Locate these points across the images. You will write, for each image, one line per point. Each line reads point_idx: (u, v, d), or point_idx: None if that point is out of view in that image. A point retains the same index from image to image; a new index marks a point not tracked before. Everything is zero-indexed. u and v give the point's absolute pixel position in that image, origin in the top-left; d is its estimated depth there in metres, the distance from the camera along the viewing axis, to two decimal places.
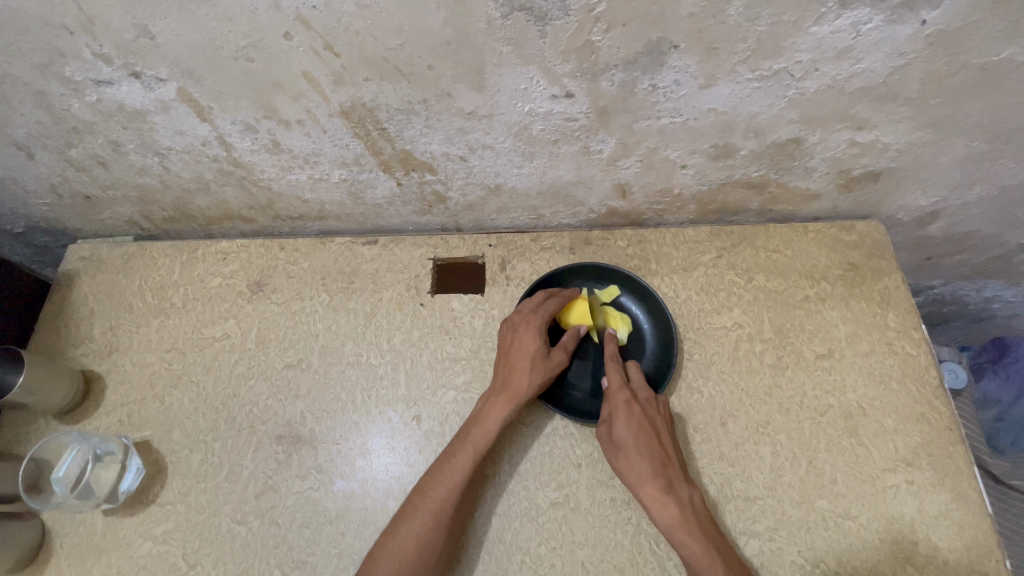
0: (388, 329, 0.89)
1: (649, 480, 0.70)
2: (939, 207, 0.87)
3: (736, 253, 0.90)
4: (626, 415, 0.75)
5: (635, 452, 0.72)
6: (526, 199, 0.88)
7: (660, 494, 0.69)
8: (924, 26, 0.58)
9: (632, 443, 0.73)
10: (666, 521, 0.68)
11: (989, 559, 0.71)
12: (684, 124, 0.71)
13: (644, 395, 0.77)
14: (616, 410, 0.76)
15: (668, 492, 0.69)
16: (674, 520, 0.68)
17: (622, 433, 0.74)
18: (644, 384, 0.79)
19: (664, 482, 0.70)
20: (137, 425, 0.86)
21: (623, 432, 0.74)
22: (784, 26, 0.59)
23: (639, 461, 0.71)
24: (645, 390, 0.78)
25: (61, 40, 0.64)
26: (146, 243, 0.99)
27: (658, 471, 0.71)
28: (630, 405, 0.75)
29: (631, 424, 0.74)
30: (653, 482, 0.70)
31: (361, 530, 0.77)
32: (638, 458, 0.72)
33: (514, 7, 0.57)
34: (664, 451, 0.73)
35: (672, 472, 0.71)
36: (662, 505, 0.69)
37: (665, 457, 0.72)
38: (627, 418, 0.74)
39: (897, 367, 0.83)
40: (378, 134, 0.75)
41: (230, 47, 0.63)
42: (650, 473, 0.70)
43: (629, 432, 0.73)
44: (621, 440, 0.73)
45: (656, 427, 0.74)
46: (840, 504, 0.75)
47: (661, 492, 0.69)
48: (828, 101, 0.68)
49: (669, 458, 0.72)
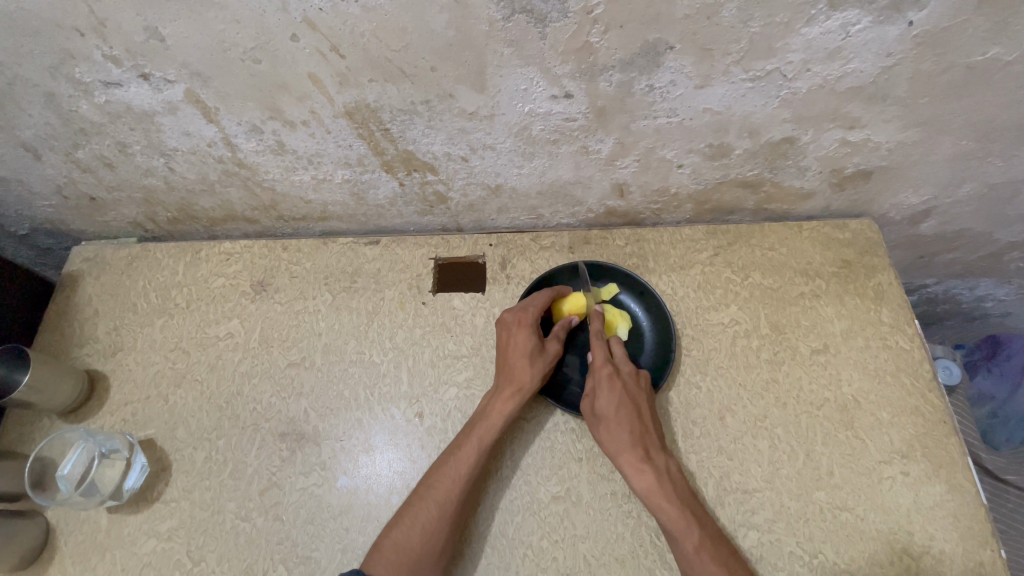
0: (390, 327, 0.90)
1: (628, 450, 0.72)
2: (930, 205, 0.89)
3: (732, 251, 0.92)
4: (608, 388, 0.77)
5: (616, 424, 0.74)
6: (526, 199, 0.89)
7: (638, 463, 0.71)
8: (911, 26, 0.60)
9: (612, 414, 0.74)
10: (644, 487, 0.70)
11: (984, 549, 0.72)
12: (681, 123, 0.73)
13: (626, 369, 0.79)
14: (600, 384, 0.77)
15: (646, 461, 0.71)
16: (651, 487, 0.70)
17: (603, 405, 0.76)
18: (627, 359, 0.80)
19: (642, 452, 0.72)
20: (141, 423, 0.87)
21: (604, 405, 0.75)
22: (775, 27, 0.61)
23: (618, 432, 0.73)
24: (628, 365, 0.79)
25: (72, 42, 0.65)
26: (150, 244, 1.00)
27: (637, 441, 0.73)
28: (612, 378, 0.77)
29: (612, 397, 0.76)
30: (632, 451, 0.72)
31: (364, 525, 0.78)
32: (617, 429, 0.73)
33: (514, 9, 0.59)
34: (643, 422, 0.74)
35: (651, 441, 0.73)
36: (639, 473, 0.71)
37: (644, 428, 0.74)
38: (608, 391, 0.76)
39: (891, 362, 0.84)
40: (381, 135, 0.77)
41: (238, 49, 0.65)
42: (629, 443, 0.72)
43: (610, 405, 0.75)
44: (602, 412, 0.75)
45: (636, 400, 0.76)
46: (837, 495, 0.77)
47: (639, 460, 0.71)
48: (820, 100, 0.70)
49: (648, 429, 0.74)
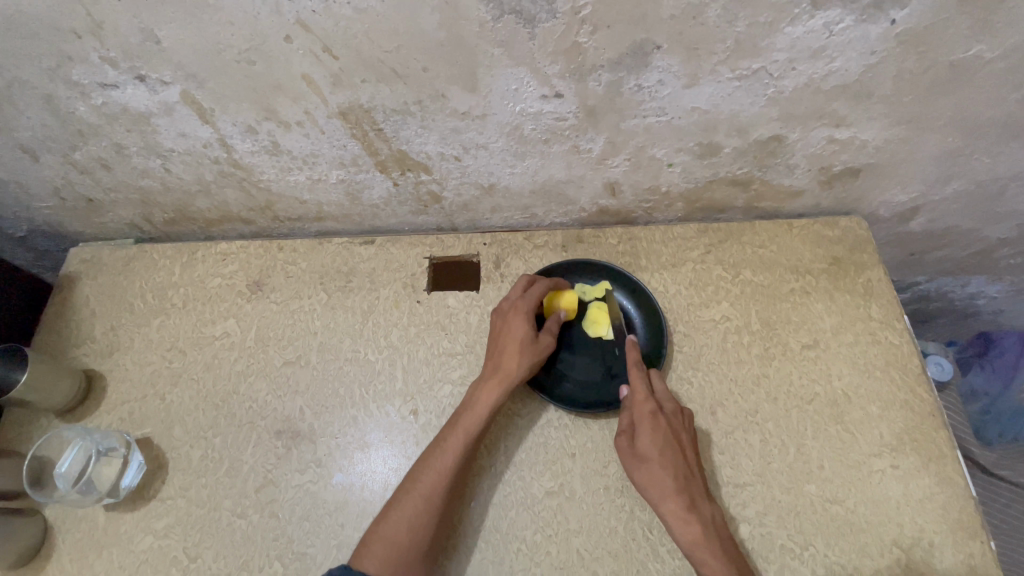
0: (385, 326, 0.91)
1: (672, 497, 0.71)
2: (918, 202, 0.90)
3: (723, 249, 0.93)
4: (652, 427, 0.75)
5: (660, 467, 0.72)
6: (519, 198, 0.90)
7: (683, 512, 0.70)
8: (893, 25, 0.61)
9: (656, 456, 0.73)
10: (688, 537, 0.69)
11: (973, 541, 0.73)
12: (670, 122, 0.74)
13: (669, 408, 0.78)
14: (641, 422, 0.76)
15: (692, 510, 0.70)
16: (695, 538, 0.69)
17: (647, 446, 0.74)
18: (668, 397, 0.79)
19: (688, 500, 0.71)
20: (138, 422, 0.88)
21: (648, 444, 0.74)
22: (760, 27, 0.62)
23: (663, 476, 0.72)
24: (671, 404, 0.79)
25: (69, 44, 0.66)
26: (147, 245, 1.01)
27: (683, 488, 0.71)
28: (656, 418, 0.76)
29: (657, 437, 0.74)
30: (677, 498, 0.70)
31: (359, 521, 0.78)
32: (662, 473, 0.72)
33: (504, 10, 0.60)
34: (689, 468, 0.73)
35: (696, 490, 0.72)
36: (685, 523, 0.69)
37: (690, 475, 0.73)
38: (652, 431, 0.75)
39: (881, 357, 0.85)
40: (375, 135, 0.78)
41: (232, 50, 0.66)
42: (674, 489, 0.71)
43: (654, 446, 0.74)
44: (645, 452, 0.74)
45: (681, 443, 0.75)
46: (828, 489, 0.77)
47: (685, 509, 0.70)
48: (806, 99, 0.71)
49: (694, 476, 0.73)
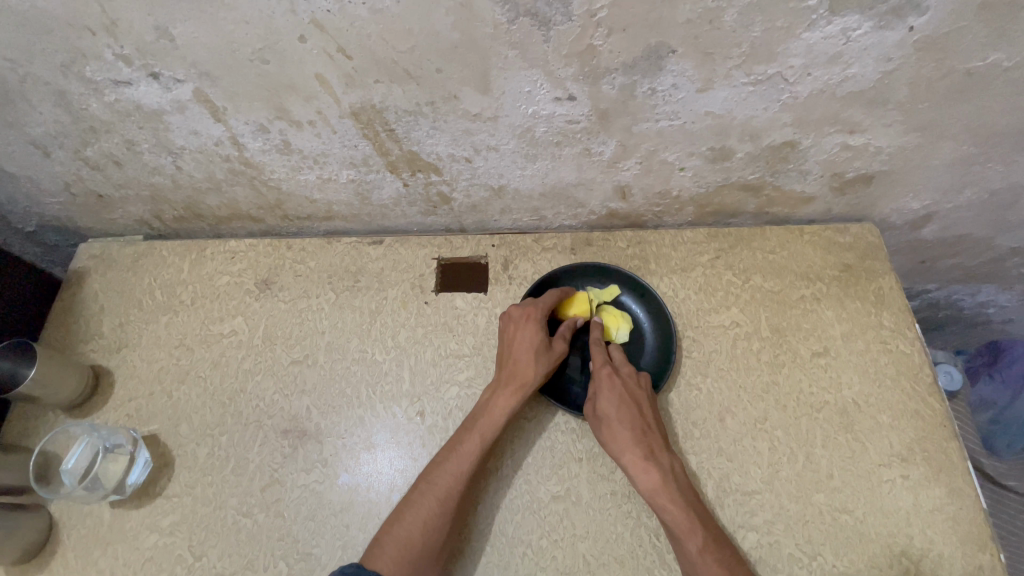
0: (393, 326, 0.91)
1: (630, 449, 0.73)
2: (931, 210, 0.89)
3: (733, 254, 0.92)
4: (608, 388, 0.78)
5: (618, 423, 0.75)
6: (529, 200, 0.90)
7: (642, 461, 0.72)
8: (911, 32, 0.61)
9: (614, 414, 0.75)
10: (647, 486, 0.71)
11: (983, 553, 0.72)
12: (682, 126, 0.74)
13: (626, 370, 0.81)
14: (600, 384, 0.79)
15: (650, 459, 0.72)
16: (656, 486, 0.70)
17: (606, 406, 0.77)
18: (626, 362, 0.82)
19: (645, 450, 0.73)
20: (144, 419, 0.88)
21: (606, 404, 0.77)
22: (777, 31, 0.61)
23: (621, 431, 0.74)
24: (627, 366, 0.82)
25: (83, 41, 0.66)
26: (156, 242, 1.01)
27: (639, 439, 0.73)
28: (613, 378, 0.79)
29: (614, 397, 0.77)
30: (635, 449, 0.73)
31: (365, 522, 0.78)
32: (620, 428, 0.74)
33: (519, 12, 0.60)
34: (646, 421, 0.76)
35: (654, 441, 0.74)
36: (644, 472, 0.71)
37: (647, 427, 0.75)
38: (609, 391, 0.78)
39: (891, 366, 0.84)
40: (386, 135, 0.78)
41: (246, 49, 0.66)
42: (633, 441, 0.73)
43: (612, 404, 0.76)
44: (605, 412, 0.76)
45: (638, 400, 0.77)
46: (837, 498, 0.77)
47: (642, 459, 0.72)
48: (820, 105, 0.70)
49: (651, 429, 0.75)
